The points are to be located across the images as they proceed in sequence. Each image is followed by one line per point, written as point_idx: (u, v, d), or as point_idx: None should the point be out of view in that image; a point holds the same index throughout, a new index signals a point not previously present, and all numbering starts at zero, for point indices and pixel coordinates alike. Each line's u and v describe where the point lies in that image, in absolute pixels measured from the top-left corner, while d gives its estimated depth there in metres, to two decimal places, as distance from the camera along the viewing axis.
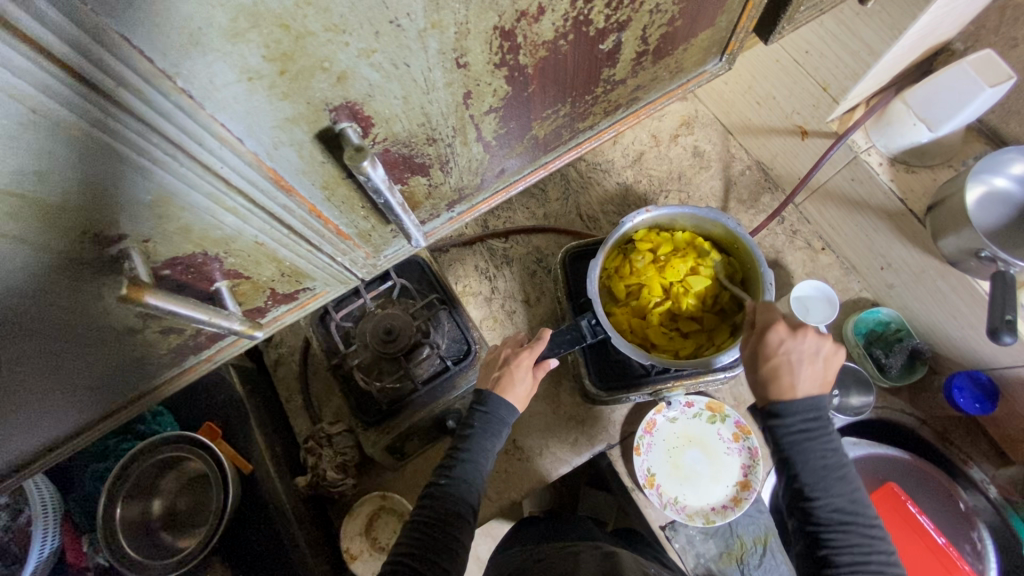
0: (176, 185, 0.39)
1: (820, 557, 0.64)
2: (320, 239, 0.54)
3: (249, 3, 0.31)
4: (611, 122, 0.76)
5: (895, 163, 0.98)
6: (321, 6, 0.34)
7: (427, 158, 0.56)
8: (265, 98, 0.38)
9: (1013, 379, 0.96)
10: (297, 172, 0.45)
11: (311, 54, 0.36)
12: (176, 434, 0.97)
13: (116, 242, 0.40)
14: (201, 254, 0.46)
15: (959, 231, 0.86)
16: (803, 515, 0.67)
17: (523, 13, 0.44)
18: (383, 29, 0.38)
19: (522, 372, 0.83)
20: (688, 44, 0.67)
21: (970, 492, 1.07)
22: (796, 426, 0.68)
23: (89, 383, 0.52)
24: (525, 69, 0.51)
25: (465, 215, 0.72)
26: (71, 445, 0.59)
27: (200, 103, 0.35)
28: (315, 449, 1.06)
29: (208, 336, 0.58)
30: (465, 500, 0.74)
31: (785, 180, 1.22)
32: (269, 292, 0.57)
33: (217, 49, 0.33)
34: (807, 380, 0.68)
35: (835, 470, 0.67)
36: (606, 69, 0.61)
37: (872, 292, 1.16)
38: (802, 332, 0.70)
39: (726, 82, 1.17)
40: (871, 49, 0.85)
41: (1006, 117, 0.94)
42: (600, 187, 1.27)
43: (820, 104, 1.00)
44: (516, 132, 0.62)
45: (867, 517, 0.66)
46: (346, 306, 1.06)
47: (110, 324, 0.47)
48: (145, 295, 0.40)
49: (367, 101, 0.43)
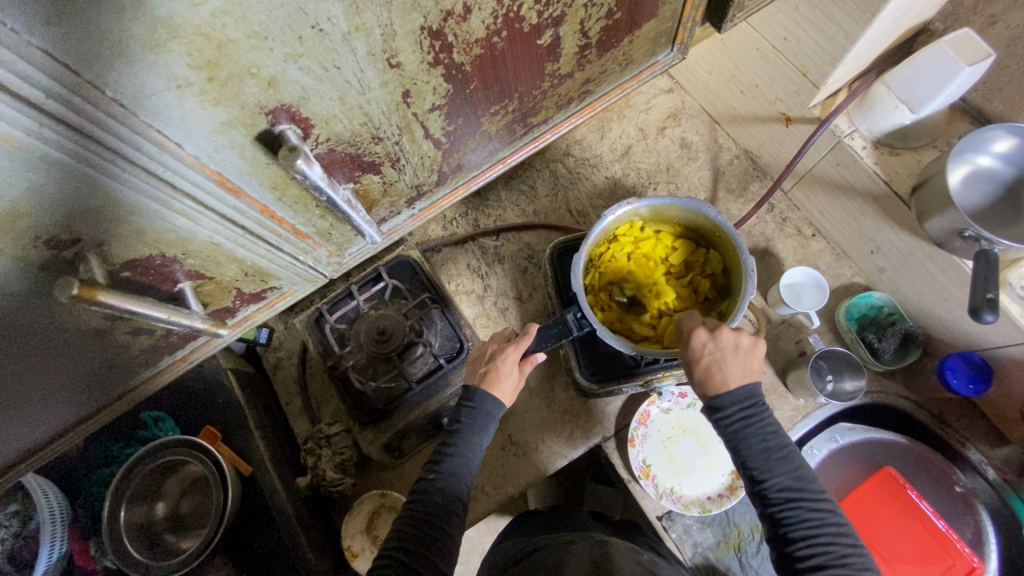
0: (120, 190, 0.41)
1: (778, 536, 0.64)
2: (277, 238, 0.57)
3: (166, 17, 0.33)
4: (565, 116, 0.78)
5: (880, 146, 0.97)
6: (238, 14, 0.35)
7: (376, 156, 0.57)
8: (198, 104, 0.39)
9: (1004, 358, 0.96)
10: (242, 173, 0.47)
11: (237, 60, 0.38)
12: (177, 438, 0.99)
13: (71, 245, 0.42)
14: (159, 256, 0.48)
15: (942, 212, 0.85)
16: (757, 500, 0.67)
17: (448, 13, 0.46)
18: (305, 33, 0.39)
19: (507, 367, 0.84)
20: (633, 35, 0.68)
21: (969, 474, 1.06)
22: (733, 414, 0.67)
23: (71, 384, 0.55)
24: (461, 67, 0.53)
25: (426, 212, 0.74)
26: (60, 445, 0.61)
27: (133, 111, 0.37)
28: (315, 449, 1.08)
29: (180, 337, 0.61)
30: (454, 494, 0.75)
31: (773, 168, 1.21)
32: (236, 292, 0.60)
33: (142, 58, 0.34)
34: (734, 373, 0.68)
35: (778, 449, 0.66)
36: (549, 64, 0.62)
37: (864, 277, 1.15)
38: (720, 331, 0.70)
39: (709, 72, 1.18)
40: (847, 33, 0.85)
41: (987, 95, 0.93)
42: (588, 182, 1.28)
43: (801, 90, 1.00)
44: (467, 128, 0.64)
45: (816, 489, 0.65)
46: (339, 309, 1.08)
47: (79, 327, 0.49)
48: (98, 294, 0.42)
49: (303, 103, 0.45)
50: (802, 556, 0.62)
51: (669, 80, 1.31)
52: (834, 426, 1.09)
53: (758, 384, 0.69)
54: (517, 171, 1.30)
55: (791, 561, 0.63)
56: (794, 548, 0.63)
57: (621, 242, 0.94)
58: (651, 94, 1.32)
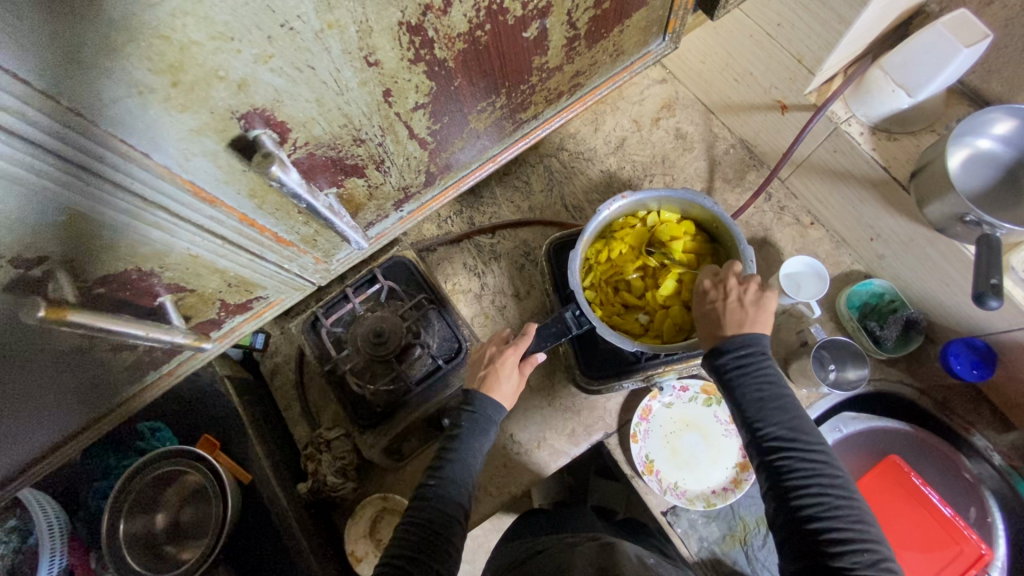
0: (85, 204, 0.40)
1: (771, 485, 0.64)
2: (259, 247, 0.55)
3: (120, 19, 0.31)
4: (557, 110, 0.77)
5: (877, 131, 0.95)
6: (200, 14, 0.34)
7: (359, 158, 0.56)
8: (163, 111, 0.38)
9: (1006, 342, 0.95)
10: (216, 182, 0.46)
11: (202, 63, 0.37)
12: (172, 449, 0.98)
13: (37, 264, 0.40)
14: (134, 270, 0.47)
15: (942, 197, 0.84)
16: (752, 449, 0.67)
17: (427, 7, 0.44)
18: (274, 33, 0.38)
19: (507, 369, 0.83)
20: (623, 25, 0.66)
21: (975, 461, 1.05)
22: (729, 362, 0.69)
23: (57, 402, 0.54)
24: (444, 62, 0.52)
25: (416, 214, 0.73)
26: (49, 464, 0.60)
27: (93, 121, 0.36)
28: (315, 455, 1.07)
29: (165, 351, 0.60)
30: (455, 500, 0.74)
31: (769, 156, 1.20)
32: (220, 303, 0.59)
33: (98, 65, 0.33)
34: (733, 322, 0.70)
35: (774, 400, 0.66)
36: (537, 57, 0.61)
37: (864, 264, 1.14)
38: (725, 280, 0.74)
39: (702, 61, 1.16)
40: (840, 18, 0.83)
41: (985, 76, 0.92)
42: (583, 176, 1.26)
43: (796, 78, 0.99)
44: (454, 126, 0.62)
45: (814, 441, 0.64)
46: (336, 311, 1.07)
47: (57, 347, 0.48)
48: (67, 315, 0.42)
49: (277, 106, 0.43)
50: (791, 505, 0.61)
51: (662, 71, 1.29)
52: (838, 416, 1.08)
53: (763, 335, 0.70)
54: (511, 167, 1.28)
55: (782, 511, 0.62)
56: (784, 497, 0.62)
57: (623, 234, 0.94)
58: (644, 85, 1.30)
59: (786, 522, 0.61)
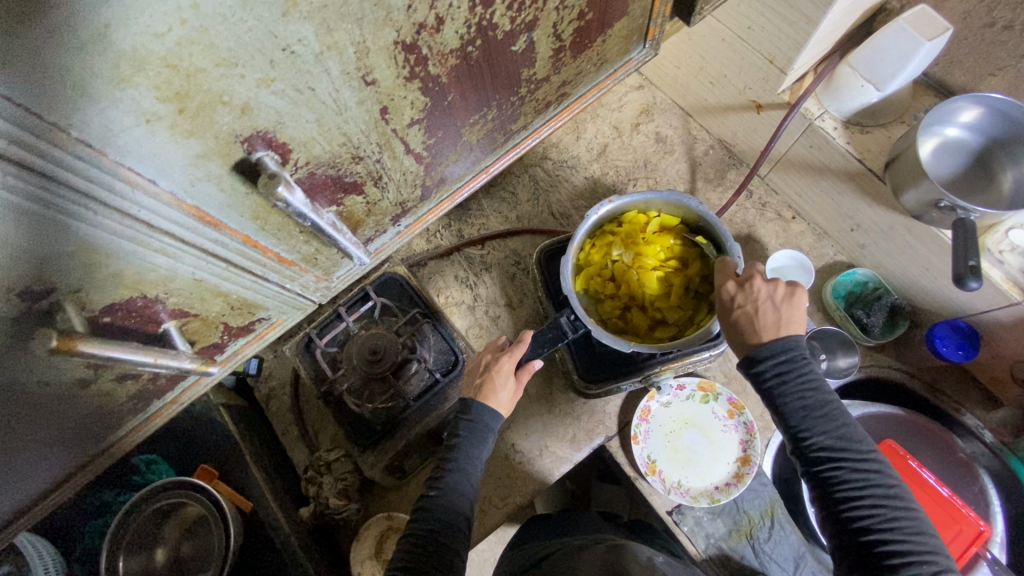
0: (95, 234, 0.40)
1: (824, 496, 0.63)
2: (261, 268, 0.56)
3: (128, 48, 0.32)
4: (545, 120, 0.78)
5: (850, 126, 0.98)
6: (205, 42, 0.35)
7: (358, 176, 0.56)
8: (169, 138, 0.38)
9: (990, 322, 0.97)
10: (221, 206, 0.46)
11: (207, 89, 0.37)
12: (173, 479, 0.98)
13: (46, 295, 0.40)
14: (140, 297, 0.47)
15: (916, 185, 0.86)
16: (799, 459, 0.66)
17: (421, 25, 0.46)
18: (277, 57, 0.39)
19: (503, 377, 0.83)
20: (605, 35, 0.68)
21: (968, 440, 1.08)
22: (769, 369, 0.66)
23: (60, 439, 0.53)
24: (438, 79, 0.53)
25: (413, 228, 0.73)
26: (53, 500, 0.59)
27: (102, 150, 0.36)
28: (316, 478, 1.06)
29: (168, 379, 0.59)
30: (458, 510, 0.74)
31: (747, 155, 1.23)
32: (223, 327, 0.59)
33: (106, 96, 0.33)
34: (769, 326, 0.67)
35: (819, 408, 0.65)
36: (525, 70, 0.62)
37: (847, 254, 1.17)
38: (750, 282, 0.70)
39: (677, 66, 1.19)
40: (808, 18, 0.86)
41: (949, 67, 0.96)
42: (568, 183, 1.28)
43: (769, 78, 1.01)
44: (448, 140, 0.63)
45: (863, 449, 0.63)
46: (329, 331, 1.06)
47: (59, 380, 0.47)
48: (78, 343, 0.41)
49: (279, 128, 0.44)
50: (849, 519, 0.61)
51: (639, 77, 1.32)
52: None
53: (800, 335, 0.67)
54: (497, 179, 1.29)
55: (837, 520, 0.62)
56: (840, 510, 0.62)
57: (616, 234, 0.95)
58: (622, 92, 1.33)
59: (842, 531, 0.61)
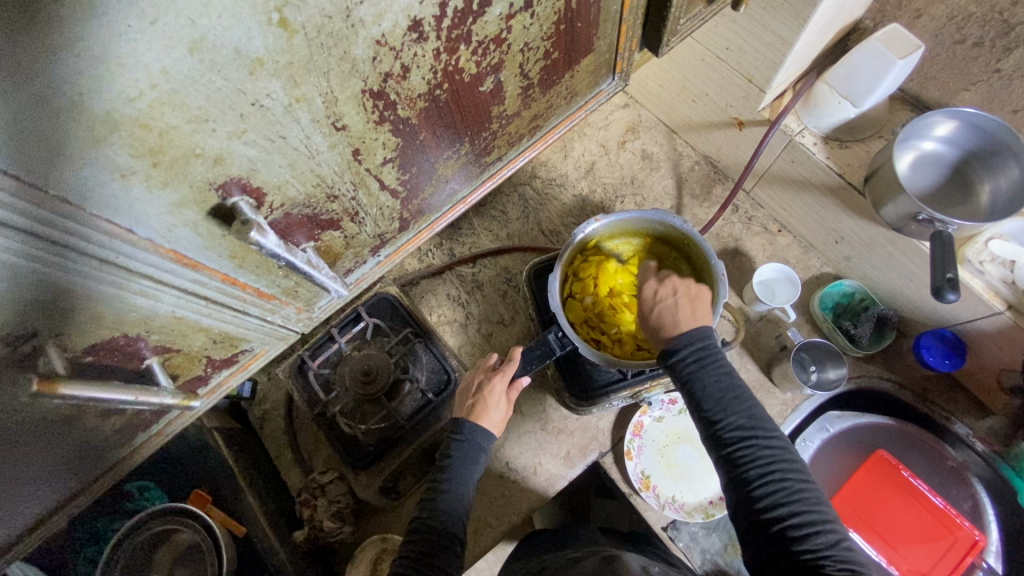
0: (76, 282, 0.41)
1: (733, 477, 0.63)
2: (242, 303, 0.57)
3: (102, 113, 0.34)
4: (519, 151, 0.80)
5: (828, 141, 1.00)
6: (176, 102, 0.37)
7: (334, 213, 0.58)
8: (146, 189, 0.40)
9: (973, 331, 0.98)
10: (198, 248, 0.47)
11: (180, 144, 0.39)
12: (165, 506, 0.97)
13: (28, 339, 0.41)
14: (121, 336, 0.48)
15: (894, 198, 0.87)
16: (712, 443, 0.65)
17: (387, 74, 0.48)
18: (246, 111, 0.41)
19: (495, 398, 0.84)
20: (573, 70, 0.71)
21: (959, 449, 1.08)
22: (686, 356, 0.68)
23: (50, 474, 0.54)
24: (408, 120, 0.55)
25: (393, 258, 0.74)
26: (43, 536, 0.59)
27: (80, 205, 0.38)
28: (309, 500, 1.05)
29: (152, 412, 0.61)
30: (453, 532, 0.73)
31: (732, 170, 1.25)
32: (207, 360, 0.60)
33: (83, 155, 0.35)
34: (686, 316, 0.71)
35: (732, 391, 0.66)
36: (495, 107, 0.64)
37: (832, 266, 1.18)
38: (665, 280, 0.75)
39: (660, 85, 1.22)
40: (782, 39, 0.88)
41: (922, 83, 0.98)
42: (558, 201, 1.30)
43: (749, 96, 1.04)
44: (423, 175, 0.65)
45: (771, 428, 0.64)
46: (322, 353, 1.07)
47: (47, 421, 0.48)
48: (59, 386, 0.43)
49: (253, 174, 0.46)
50: (758, 496, 0.60)
51: (626, 97, 1.34)
52: (825, 415, 1.10)
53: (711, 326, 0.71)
54: (486, 199, 1.31)
55: (749, 501, 0.61)
56: (750, 488, 0.61)
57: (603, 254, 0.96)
58: (608, 110, 1.35)
59: (753, 511, 0.60)
